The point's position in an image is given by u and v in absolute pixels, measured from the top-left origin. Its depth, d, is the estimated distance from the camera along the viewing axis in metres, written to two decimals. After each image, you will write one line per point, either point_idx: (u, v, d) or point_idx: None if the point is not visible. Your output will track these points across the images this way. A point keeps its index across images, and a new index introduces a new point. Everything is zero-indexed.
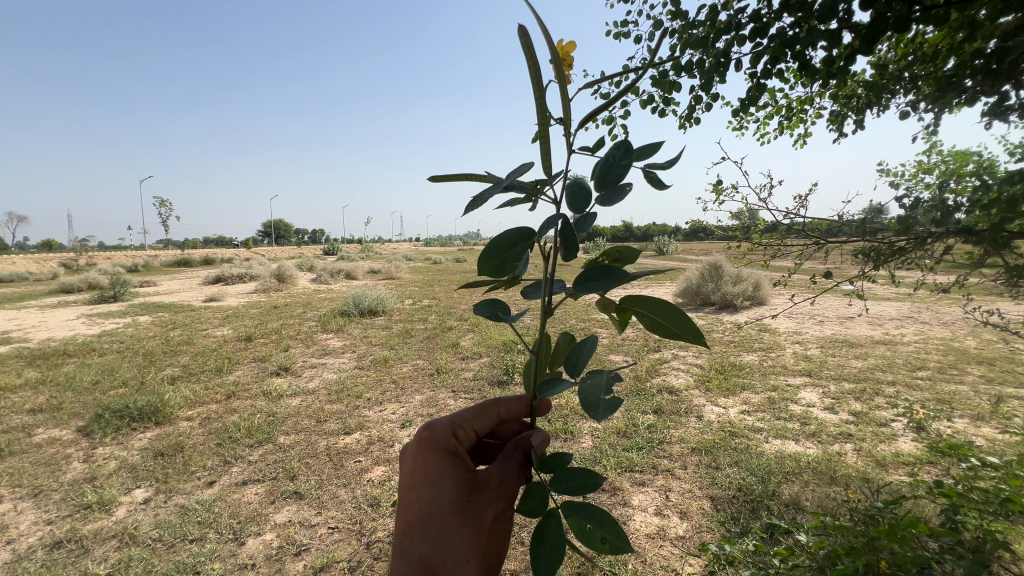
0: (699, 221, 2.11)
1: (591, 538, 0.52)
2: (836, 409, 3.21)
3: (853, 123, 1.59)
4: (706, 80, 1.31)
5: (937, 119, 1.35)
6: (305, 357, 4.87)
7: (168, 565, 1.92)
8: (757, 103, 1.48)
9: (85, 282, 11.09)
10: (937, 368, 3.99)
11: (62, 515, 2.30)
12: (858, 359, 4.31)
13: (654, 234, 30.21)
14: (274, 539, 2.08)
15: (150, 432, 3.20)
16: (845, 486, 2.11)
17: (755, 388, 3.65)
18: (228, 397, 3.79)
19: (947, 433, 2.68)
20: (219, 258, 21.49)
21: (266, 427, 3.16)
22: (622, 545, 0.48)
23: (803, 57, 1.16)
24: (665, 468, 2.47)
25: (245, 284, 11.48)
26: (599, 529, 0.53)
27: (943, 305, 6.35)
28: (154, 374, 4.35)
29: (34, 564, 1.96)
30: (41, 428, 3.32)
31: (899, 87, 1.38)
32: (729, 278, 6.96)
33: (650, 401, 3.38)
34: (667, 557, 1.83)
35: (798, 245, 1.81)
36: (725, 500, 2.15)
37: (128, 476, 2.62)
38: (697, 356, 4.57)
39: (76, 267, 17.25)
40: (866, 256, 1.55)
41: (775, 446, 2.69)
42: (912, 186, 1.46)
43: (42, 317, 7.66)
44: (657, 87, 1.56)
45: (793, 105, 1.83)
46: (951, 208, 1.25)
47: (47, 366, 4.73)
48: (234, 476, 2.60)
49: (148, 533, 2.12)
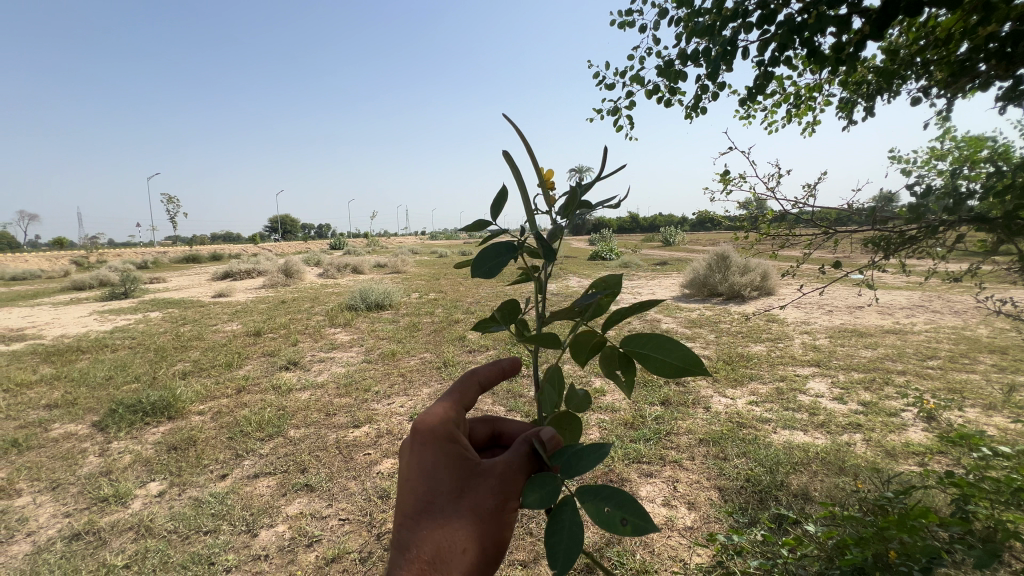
0: (707, 212, 2.09)
1: (612, 521, 0.49)
2: (845, 399, 3.19)
3: (863, 110, 1.56)
4: (713, 70, 1.30)
5: (950, 104, 1.32)
6: (313, 352, 4.91)
7: (184, 557, 1.96)
8: (764, 92, 1.46)
9: (96, 278, 11.23)
10: (948, 357, 3.95)
11: (80, 508, 2.35)
12: (868, 349, 4.28)
13: (660, 225, 30.06)
14: (287, 530, 2.12)
15: (163, 426, 3.25)
16: (853, 476, 2.11)
17: (763, 379, 3.64)
18: (239, 391, 3.84)
19: (958, 423, 2.67)
20: (227, 253, 21.65)
21: (276, 421, 3.20)
22: (644, 522, 0.45)
23: (812, 44, 1.14)
24: (672, 459, 2.48)
25: (253, 280, 11.57)
26: (619, 512, 0.49)
27: (955, 294, 6.28)
28: (165, 369, 4.42)
29: (54, 555, 2.01)
30: (57, 423, 3.38)
31: (911, 72, 1.35)
32: (736, 269, 6.92)
33: (657, 392, 3.38)
34: (675, 547, 1.84)
35: (806, 235, 1.79)
36: (733, 491, 2.15)
37: (142, 470, 2.67)
38: (704, 347, 4.56)
39: (88, 264, 17.50)
40: (877, 245, 1.54)
41: (783, 436, 2.69)
42: (925, 173, 1.43)
43: (55, 314, 7.77)
44: (663, 77, 1.54)
45: (801, 93, 1.81)
46: (963, 196, 1.23)
47: (61, 362, 4.81)
48: (246, 469, 2.64)
49: (163, 525, 2.16)
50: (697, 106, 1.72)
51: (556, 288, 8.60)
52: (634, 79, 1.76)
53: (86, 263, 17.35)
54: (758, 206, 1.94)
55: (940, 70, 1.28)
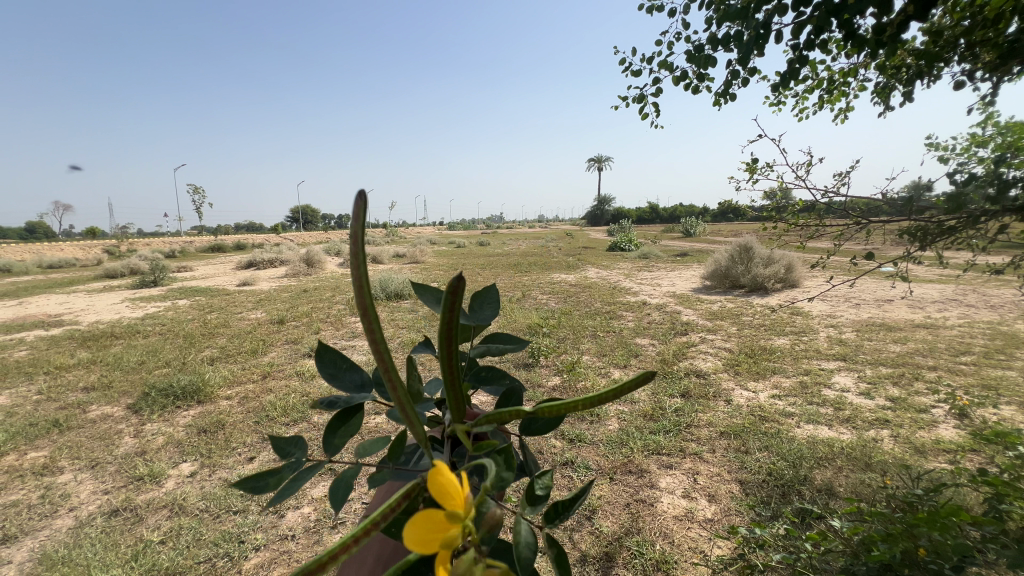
0: (731, 200, 2.05)
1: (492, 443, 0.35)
2: (872, 394, 3.12)
3: (901, 95, 1.51)
4: (745, 55, 1.27)
5: (996, 87, 1.27)
6: (335, 340, 5.00)
7: (215, 534, 2.04)
8: (797, 77, 1.42)
9: (127, 267, 11.58)
10: (983, 352, 3.82)
11: (117, 485, 2.47)
12: (896, 343, 4.16)
13: (681, 216, 29.55)
14: (312, 512, 2.18)
15: (193, 409, 3.38)
16: (880, 472, 2.07)
17: (786, 372, 3.58)
18: (264, 377, 3.95)
19: (992, 421, 2.59)
20: (250, 242, 21.99)
21: (300, 407, 3.28)
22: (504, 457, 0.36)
23: (851, 25, 1.10)
24: (692, 451, 2.46)
25: (275, 269, 11.82)
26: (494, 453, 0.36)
27: (990, 288, 6.08)
28: (194, 355, 4.56)
29: (95, 530, 2.11)
30: (94, 404, 3.53)
31: (956, 53, 1.30)
32: (759, 261, 6.81)
33: (677, 384, 3.36)
34: (694, 539, 1.84)
35: (837, 225, 1.74)
36: (754, 485, 2.13)
37: (175, 451, 2.78)
38: (726, 339, 4.50)
39: (116, 252, 18.04)
40: (914, 236, 1.49)
41: (807, 431, 2.65)
42: (965, 161, 1.39)
43: (89, 301, 8.05)
44: (692, 62, 1.51)
45: (834, 78, 1.75)
46: (1008, 183, 1.18)
47: (96, 347, 5.00)
48: (272, 452, 2.72)
49: (196, 504, 2.25)
50: (727, 92, 1.68)
51: (575, 279, 8.57)
52: (662, 66, 1.73)
53: (117, 252, 17.94)
54: (785, 196, 1.90)
55: (988, 52, 1.22)
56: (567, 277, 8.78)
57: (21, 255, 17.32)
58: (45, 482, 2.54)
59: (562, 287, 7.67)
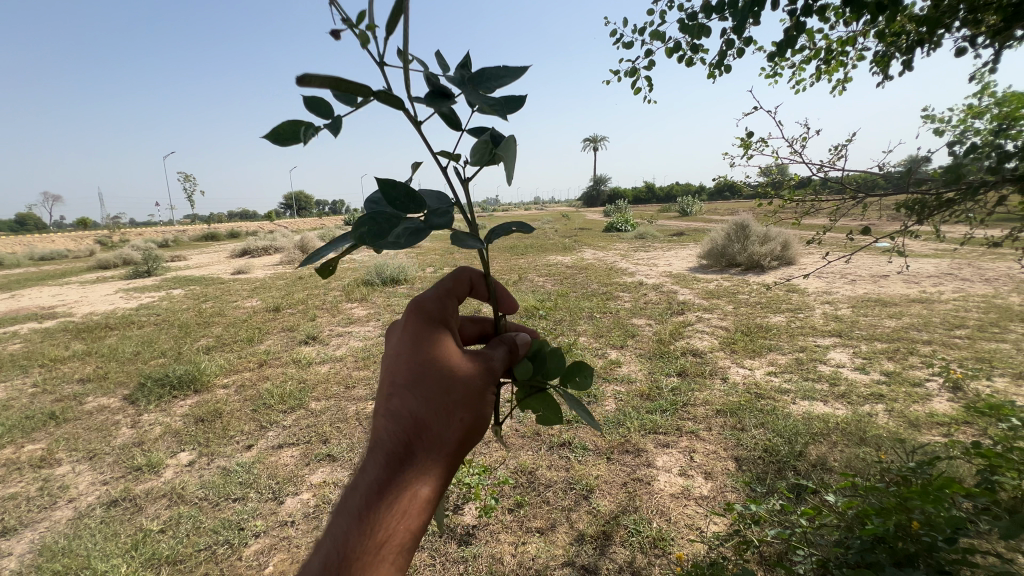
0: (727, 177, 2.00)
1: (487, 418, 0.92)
2: (867, 369, 3.14)
3: (899, 65, 1.48)
4: (740, 23, 1.22)
5: (997, 54, 1.23)
6: (331, 326, 4.98)
7: (215, 522, 2.05)
8: (795, 46, 1.37)
9: (120, 257, 11.45)
10: (977, 325, 3.84)
11: (115, 476, 2.47)
12: (892, 318, 4.18)
13: (677, 194, 29.41)
14: (311, 498, 2.19)
15: (190, 399, 3.37)
16: (875, 447, 2.09)
17: (782, 349, 3.59)
18: (260, 365, 3.94)
19: (985, 393, 2.62)
20: (245, 230, 21.91)
21: (298, 394, 3.28)
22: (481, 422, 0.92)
23: None
24: (688, 430, 2.47)
25: (269, 257, 11.73)
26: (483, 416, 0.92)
27: (986, 262, 6.08)
28: (189, 345, 4.53)
29: (94, 520, 2.12)
30: (91, 396, 3.52)
31: (960, 19, 1.25)
32: (755, 238, 6.80)
33: (673, 363, 3.37)
34: (691, 516, 1.86)
35: (832, 200, 1.71)
36: (750, 461, 2.15)
37: (173, 441, 2.77)
38: (722, 318, 4.50)
39: (107, 244, 17.86)
40: (911, 209, 1.45)
41: (802, 407, 2.66)
42: (962, 132, 1.36)
43: (83, 292, 7.98)
44: (686, 32, 1.45)
45: (832, 47, 1.70)
46: (1006, 155, 1.16)
47: (91, 339, 4.97)
48: (270, 440, 2.72)
49: (195, 492, 2.26)
50: (721, 64, 1.63)
51: (571, 260, 8.53)
52: (654, 37, 1.67)
53: (109, 242, 17.78)
54: (781, 171, 1.86)
55: (990, 15, 1.18)
56: (564, 259, 8.75)
57: (14, 249, 17.20)
58: (43, 473, 2.54)
59: (558, 269, 7.63)
